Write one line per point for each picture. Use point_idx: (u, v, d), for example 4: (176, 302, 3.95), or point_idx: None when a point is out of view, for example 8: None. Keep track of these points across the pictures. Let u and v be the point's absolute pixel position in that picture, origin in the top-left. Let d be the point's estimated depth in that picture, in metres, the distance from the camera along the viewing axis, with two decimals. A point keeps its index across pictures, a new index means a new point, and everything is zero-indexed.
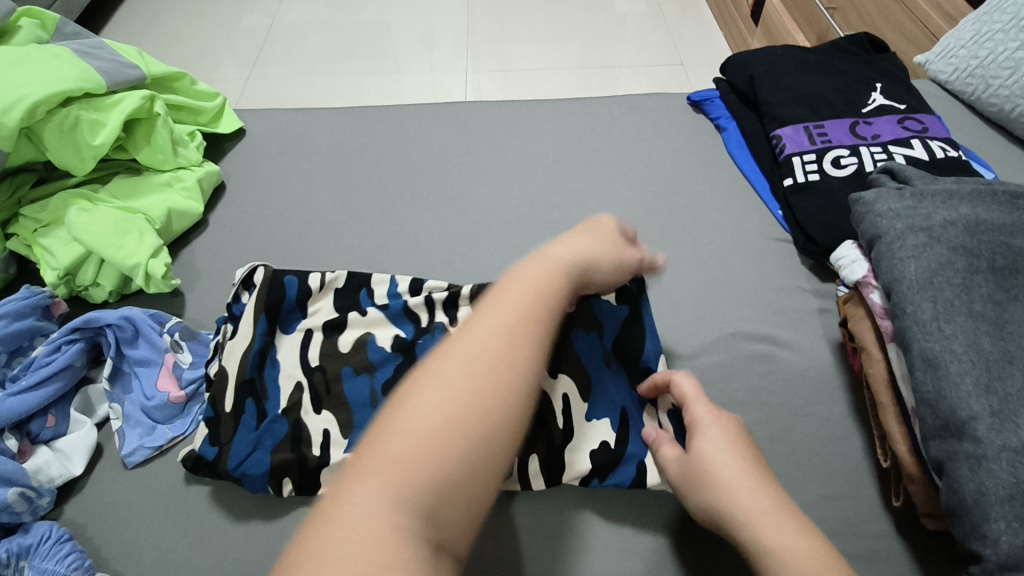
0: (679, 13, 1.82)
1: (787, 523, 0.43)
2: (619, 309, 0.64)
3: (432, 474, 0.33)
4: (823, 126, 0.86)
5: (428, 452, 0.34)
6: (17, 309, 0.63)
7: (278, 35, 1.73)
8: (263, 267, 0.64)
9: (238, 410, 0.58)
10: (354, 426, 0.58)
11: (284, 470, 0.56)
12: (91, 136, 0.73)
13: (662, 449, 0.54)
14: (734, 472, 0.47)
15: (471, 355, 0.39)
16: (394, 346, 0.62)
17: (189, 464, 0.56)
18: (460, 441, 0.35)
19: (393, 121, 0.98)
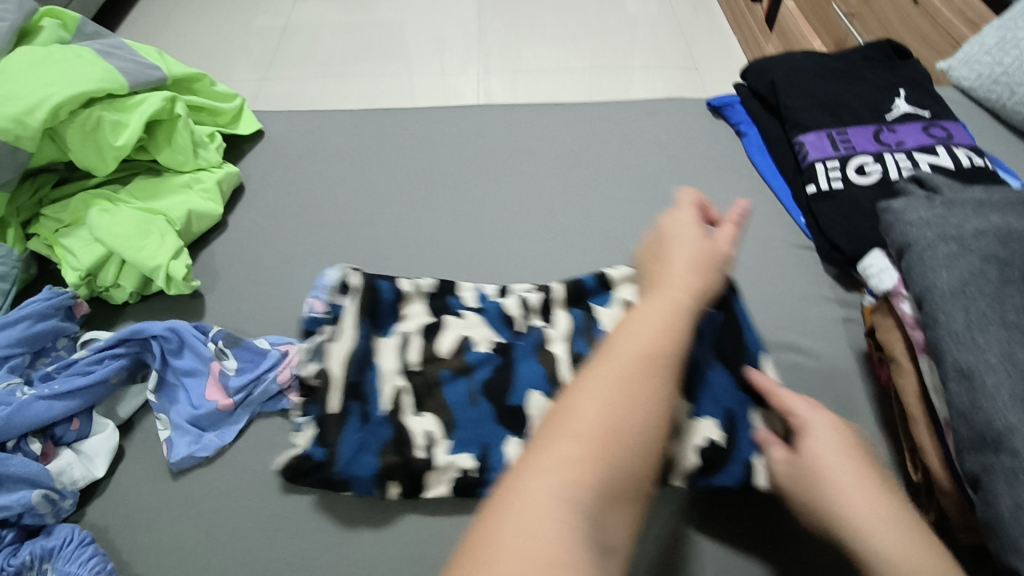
0: (694, 17, 1.81)
1: (906, 529, 0.43)
2: (715, 315, 0.63)
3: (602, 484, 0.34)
4: (847, 132, 0.85)
5: (596, 462, 0.35)
6: (40, 310, 0.63)
7: (291, 36, 1.73)
8: (359, 272, 0.64)
9: (344, 412, 0.58)
10: (457, 425, 0.60)
11: (390, 472, 0.57)
12: (113, 137, 0.73)
13: (770, 450, 0.51)
14: (848, 474, 0.46)
15: (626, 366, 0.39)
16: (495, 348, 0.64)
17: (289, 472, 0.57)
18: (620, 448, 0.35)
19: (411, 124, 0.97)
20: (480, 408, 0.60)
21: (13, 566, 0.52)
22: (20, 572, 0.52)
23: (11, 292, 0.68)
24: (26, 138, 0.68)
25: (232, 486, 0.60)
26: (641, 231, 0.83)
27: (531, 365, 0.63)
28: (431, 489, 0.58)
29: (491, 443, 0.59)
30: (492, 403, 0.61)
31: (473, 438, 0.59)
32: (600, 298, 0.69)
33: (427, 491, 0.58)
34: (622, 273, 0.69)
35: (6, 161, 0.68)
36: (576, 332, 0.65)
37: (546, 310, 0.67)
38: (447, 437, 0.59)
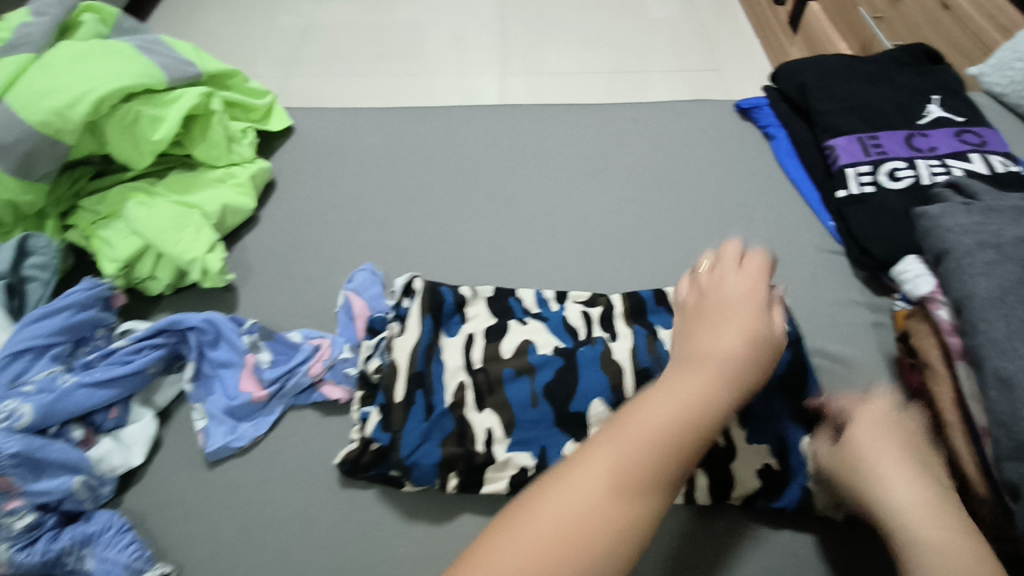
0: (716, 19, 1.80)
1: (950, 520, 0.43)
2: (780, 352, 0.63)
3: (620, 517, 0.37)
4: (878, 137, 0.84)
5: (614, 495, 0.38)
6: (81, 300, 0.64)
7: (314, 35, 1.75)
8: (422, 277, 0.69)
9: (409, 400, 0.61)
10: (516, 424, 0.61)
11: (452, 464, 0.59)
12: (150, 131, 0.74)
13: (820, 442, 0.55)
14: (886, 459, 0.47)
15: (664, 411, 0.42)
16: (557, 351, 0.65)
17: (347, 466, 0.59)
18: (611, 500, 0.38)
19: (439, 123, 0.98)
20: (541, 409, 0.62)
21: (54, 551, 0.53)
22: (59, 557, 0.53)
23: (52, 278, 0.69)
24: (67, 131, 0.69)
25: (266, 477, 0.61)
26: (669, 232, 0.83)
27: (593, 369, 0.64)
28: (487, 485, 0.59)
29: (549, 444, 0.60)
30: (552, 407, 0.62)
31: (533, 439, 0.61)
32: (657, 312, 0.70)
33: (483, 487, 0.59)
34: None
35: (47, 152, 0.69)
36: (638, 342, 0.66)
37: (608, 319, 0.69)
38: (506, 437, 0.61)
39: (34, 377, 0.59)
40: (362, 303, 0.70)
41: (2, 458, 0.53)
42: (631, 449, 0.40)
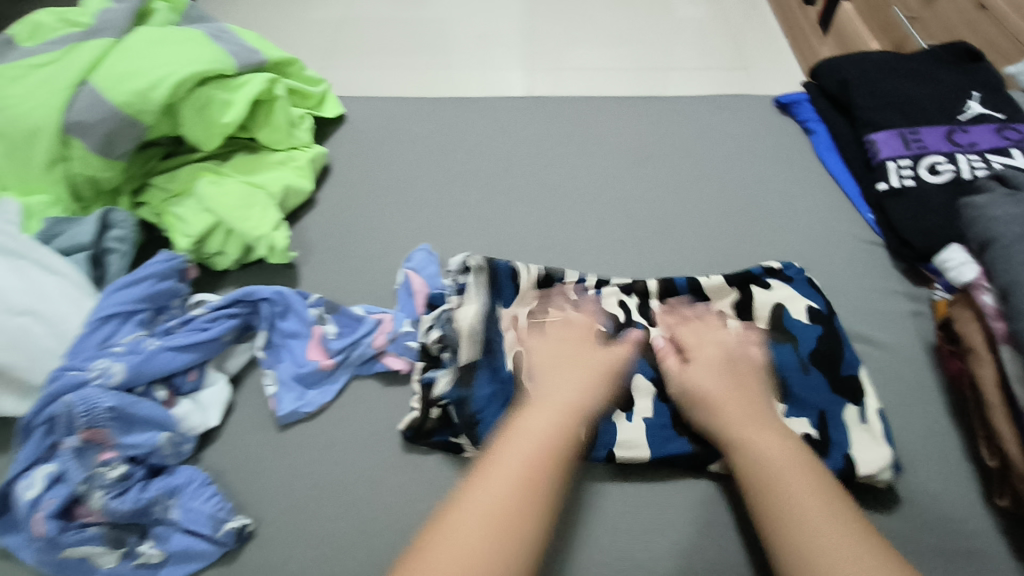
0: (744, 18, 1.82)
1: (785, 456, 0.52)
2: (811, 327, 0.68)
3: (528, 507, 0.47)
4: (918, 132, 0.86)
5: (521, 492, 0.47)
6: (161, 271, 0.68)
7: (347, 28, 1.78)
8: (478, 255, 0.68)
9: (472, 367, 0.64)
10: None
11: None
12: (220, 114, 0.78)
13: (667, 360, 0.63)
14: (724, 401, 0.57)
15: (539, 427, 0.52)
16: (600, 331, 0.68)
17: (411, 431, 0.63)
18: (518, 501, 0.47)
19: (484, 114, 1.01)
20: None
21: (144, 499, 0.56)
22: (149, 505, 0.57)
23: (130, 252, 0.74)
24: (146, 112, 0.73)
25: (331, 441, 0.65)
26: (710, 221, 0.86)
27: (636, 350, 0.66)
28: None
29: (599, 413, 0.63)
30: None
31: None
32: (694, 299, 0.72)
33: None
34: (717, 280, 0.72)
35: (127, 132, 0.73)
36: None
37: (646, 305, 0.71)
38: None
39: (122, 339, 0.63)
40: (422, 281, 0.73)
41: (99, 411, 0.57)
42: (528, 456, 0.50)
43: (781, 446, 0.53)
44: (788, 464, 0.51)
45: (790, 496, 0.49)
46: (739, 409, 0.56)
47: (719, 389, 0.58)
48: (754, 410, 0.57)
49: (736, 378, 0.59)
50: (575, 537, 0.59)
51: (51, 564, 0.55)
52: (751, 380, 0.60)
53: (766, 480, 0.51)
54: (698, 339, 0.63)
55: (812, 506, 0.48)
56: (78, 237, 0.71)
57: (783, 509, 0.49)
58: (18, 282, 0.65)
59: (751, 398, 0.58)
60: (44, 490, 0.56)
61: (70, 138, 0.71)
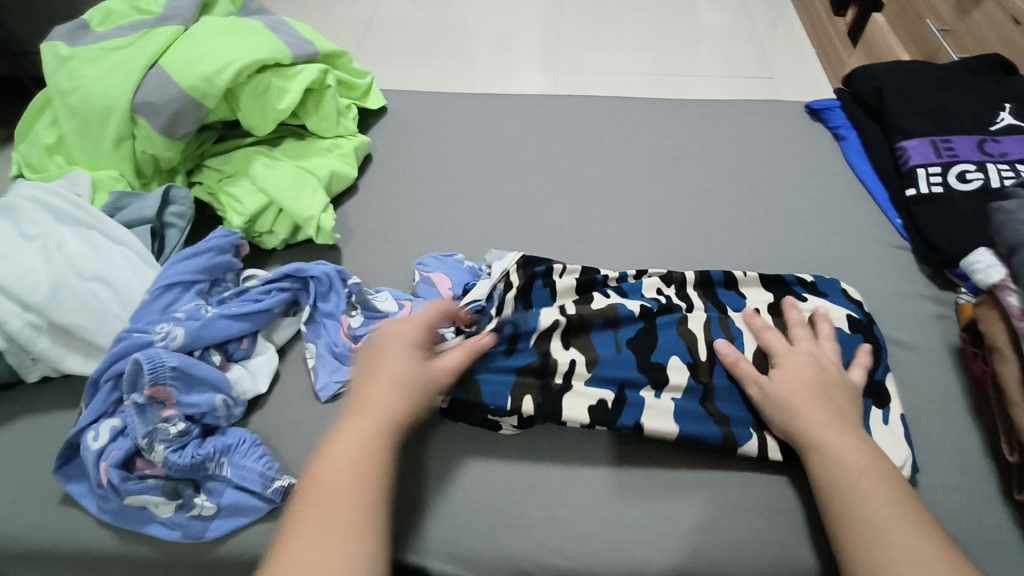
0: (770, 27, 1.83)
1: (880, 465, 0.56)
2: (852, 335, 0.70)
3: (358, 504, 0.51)
4: (951, 140, 0.87)
5: (348, 509, 0.51)
6: (221, 245, 0.73)
7: (376, 25, 1.84)
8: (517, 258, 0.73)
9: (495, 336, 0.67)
10: (600, 362, 0.66)
11: (524, 390, 0.65)
12: (277, 101, 0.82)
13: (741, 366, 0.65)
14: (821, 412, 0.59)
15: (347, 454, 0.54)
16: (641, 314, 0.70)
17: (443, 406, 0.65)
18: (366, 496, 0.52)
19: (519, 111, 1.05)
20: (624, 354, 0.67)
21: (200, 455, 0.59)
22: (204, 461, 0.60)
23: (187, 228, 0.78)
24: (210, 96, 0.77)
25: None
26: (737, 219, 0.88)
27: (673, 338, 0.69)
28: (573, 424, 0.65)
29: (628, 383, 0.66)
30: (635, 353, 0.67)
31: (613, 378, 0.66)
32: (726, 293, 0.75)
33: (567, 419, 0.64)
34: (750, 277, 0.75)
35: (191, 114, 0.77)
36: (712, 318, 0.71)
37: (681, 295, 0.74)
38: (588, 370, 0.66)
39: (182, 306, 0.68)
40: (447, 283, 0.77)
41: (165, 369, 0.61)
42: (330, 496, 0.51)
43: (856, 452, 0.56)
44: (867, 468, 0.55)
45: (863, 503, 0.53)
46: (820, 415, 0.59)
47: (800, 400, 0.60)
48: (838, 415, 0.59)
49: (820, 389, 0.61)
50: (602, 513, 0.62)
51: (112, 510, 0.60)
52: (839, 392, 0.61)
53: (842, 486, 0.55)
54: (780, 356, 0.64)
55: (878, 511, 0.52)
56: (142, 210, 0.75)
57: (852, 513, 0.53)
58: (88, 250, 0.69)
59: (840, 407, 0.60)
60: (108, 441, 0.60)
61: (139, 117, 0.76)
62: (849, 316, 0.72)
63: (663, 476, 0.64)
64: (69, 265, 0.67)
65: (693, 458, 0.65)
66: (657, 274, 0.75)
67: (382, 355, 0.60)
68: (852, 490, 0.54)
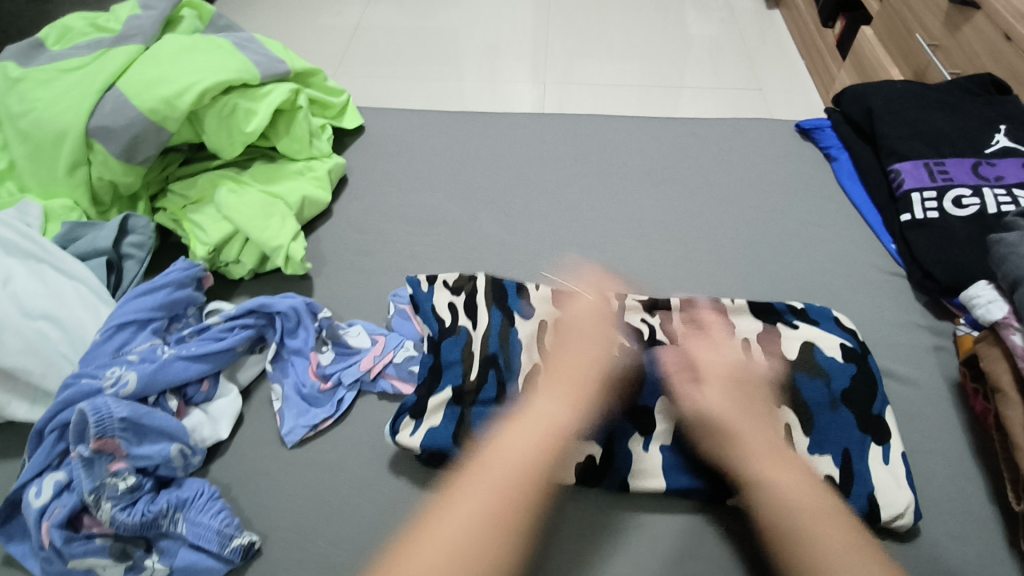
0: (759, 39, 1.81)
1: (837, 519, 0.53)
2: (847, 366, 0.66)
3: (532, 480, 0.54)
4: (945, 164, 0.84)
5: (520, 472, 0.54)
6: (179, 279, 0.69)
7: (361, 35, 1.79)
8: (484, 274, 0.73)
9: (481, 379, 0.64)
10: None
11: None
12: (244, 123, 0.78)
13: (677, 386, 0.62)
14: (765, 450, 0.57)
15: (516, 461, 0.54)
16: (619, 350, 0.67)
17: (424, 456, 0.60)
18: (541, 463, 0.55)
19: (501, 130, 1.01)
20: None
21: (152, 512, 0.55)
22: (156, 518, 0.55)
23: (147, 258, 0.74)
24: (172, 119, 0.73)
25: (340, 458, 0.64)
26: (728, 244, 0.85)
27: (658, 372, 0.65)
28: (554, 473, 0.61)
29: (616, 434, 0.62)
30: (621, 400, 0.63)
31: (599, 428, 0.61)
32: (714, 323, 0.71)
33: None
34: (738, 304, 0.72)
35: (152, 138, 0.73)
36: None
37: (667, 325, 0.71)
38: None
39: (137, 347, 0.63)
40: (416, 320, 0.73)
41: (112, 421, 0.56)
42: (500, 467, 0.54)
43: (807, 495, 0.54)
44: (822, 514, 0.53)
45: (824, 553, 0.50)
46: (759, 445, 0.57)
47: (741, 429, 0.58)
48: (780, 450, 0.58)
49: (752, 415, 0.60)
50: (587, 567, 0.57)
51: (56, 573, 0.54)
52: (764, 415, 0.61)
53: (803, 535, 0.52)
54: (711, 375, 0.62)
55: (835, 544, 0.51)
56: (98, 241, 0.71)
57: (822, 563, 0.50)
58: (37, 286, 0.65)
59: (766, 431, 0.59)
60: (51, 498, 0.55)
61: (95, 142, 0.72)
62: (843, 345, 0.68)
63: (650, 526, 0.60)
64: (15, 304, 0.63)
65: (682, 506, 0.61)
66: (638, 301, 0.72)
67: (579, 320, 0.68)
68: (818, 547, 0.51)
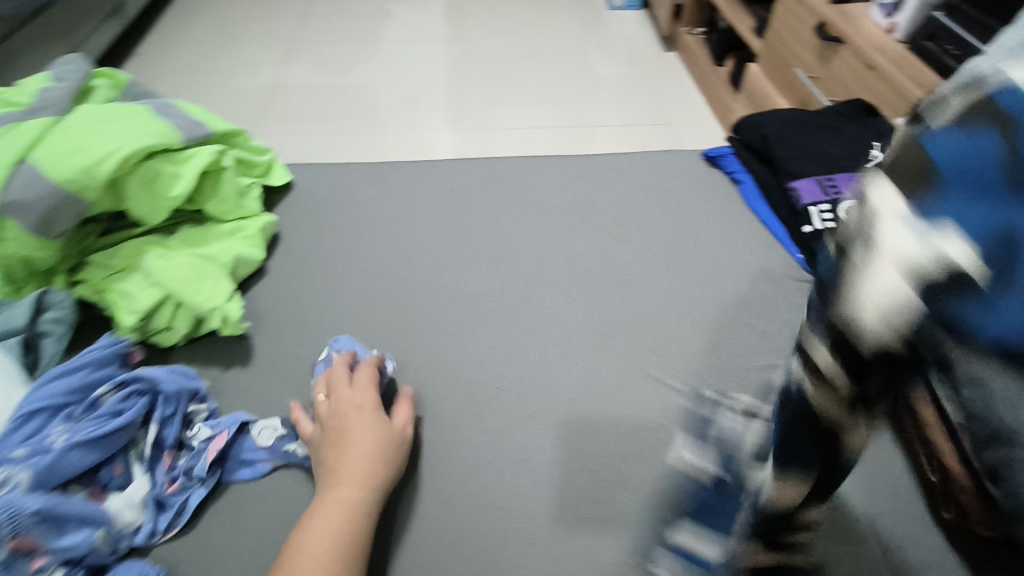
0: (659, 77, 1.96)
1: None
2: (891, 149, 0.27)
3: (336, 563, 0.53)
4: (834, 178, 0.94)
5: (333, 549, 0.54)
6: (100, 357, 0.67)
7: (280, 95, 1.80)
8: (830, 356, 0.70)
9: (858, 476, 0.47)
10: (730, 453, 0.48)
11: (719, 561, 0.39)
12: (168, 187, 0.77)
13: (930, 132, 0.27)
14: None
15: (323, 545, 0.54)
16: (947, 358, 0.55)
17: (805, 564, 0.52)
18: (350, 536, 0.55)
19: (429, 178, 1.04)
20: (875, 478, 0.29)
21: None
22: None
23: (66, 334, 0.71)
24: (90, 188, 0.72)
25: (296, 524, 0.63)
26: (653, 268, 0.91)
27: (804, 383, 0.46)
28: None
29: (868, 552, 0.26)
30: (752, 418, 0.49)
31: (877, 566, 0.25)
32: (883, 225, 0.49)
33: None
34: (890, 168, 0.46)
35: (69, 208, 0.71)
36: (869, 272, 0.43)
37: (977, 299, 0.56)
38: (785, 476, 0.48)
39: (53, 432, 0.60)
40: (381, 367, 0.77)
41: (25, 515, 0.52)
42: (307, 557, 0.53)
43: None
44: None
45: None
46: None
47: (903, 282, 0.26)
48: None
49: None
50: None
51: None
52: None
53: None
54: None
55: None
56: (9, 321, 0.67)
57: None
58: None
59: None
60: None
61: (6, 218, 0.69)
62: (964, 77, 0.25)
63: None
64: None
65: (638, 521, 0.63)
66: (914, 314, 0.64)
67: (343, 381, 0.69)
68: None
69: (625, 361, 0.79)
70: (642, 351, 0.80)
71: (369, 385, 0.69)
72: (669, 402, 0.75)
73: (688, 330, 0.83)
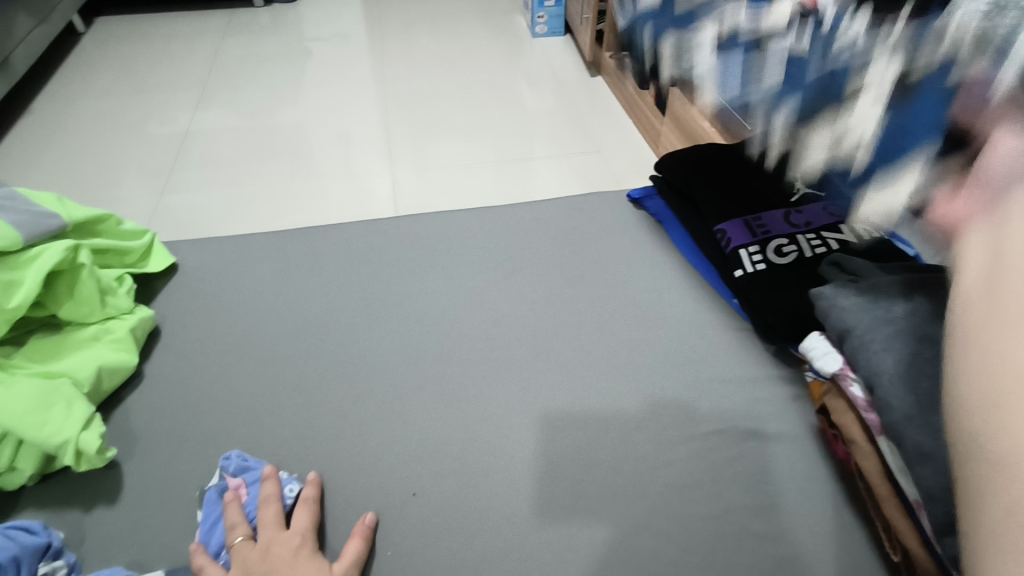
0: (587, 103, 1.93)
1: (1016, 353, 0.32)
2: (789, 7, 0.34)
3: None
4: (761, 218, 0.87)
5: None
6: None
7: (187, 146, 1.66)
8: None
9: None
10: None
11: None
12: (5, 299, 0.66)
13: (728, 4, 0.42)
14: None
15: None
16: None
17: None
18: None
19: (336, 244, 0.95)
20: None
21: None
22: None
23: None
24: None
25: None
26: (586, 329, 0.83)
27: None
28: None
29: None
30: None
31: None
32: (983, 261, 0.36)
33: None
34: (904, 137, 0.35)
35: None
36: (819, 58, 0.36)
37: None
38: None
39: None
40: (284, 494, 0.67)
41: None
42: None
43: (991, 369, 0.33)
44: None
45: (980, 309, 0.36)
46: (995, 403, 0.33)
47: None
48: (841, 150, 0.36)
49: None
50: None
51: None
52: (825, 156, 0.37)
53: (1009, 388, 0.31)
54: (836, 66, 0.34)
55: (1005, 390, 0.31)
56: None
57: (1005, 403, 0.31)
58: None
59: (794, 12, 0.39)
60: None
61: None
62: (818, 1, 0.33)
63: None
64: None
65: None
66: None
67: (275, 514, 0.61)
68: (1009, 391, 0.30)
69: (562, 444, 0.71)
70: (578, 428, 0.72)
71: (307, 518, 0.62)
72: (613, 487, 0.67)
73: (626, 399, 0.75)
